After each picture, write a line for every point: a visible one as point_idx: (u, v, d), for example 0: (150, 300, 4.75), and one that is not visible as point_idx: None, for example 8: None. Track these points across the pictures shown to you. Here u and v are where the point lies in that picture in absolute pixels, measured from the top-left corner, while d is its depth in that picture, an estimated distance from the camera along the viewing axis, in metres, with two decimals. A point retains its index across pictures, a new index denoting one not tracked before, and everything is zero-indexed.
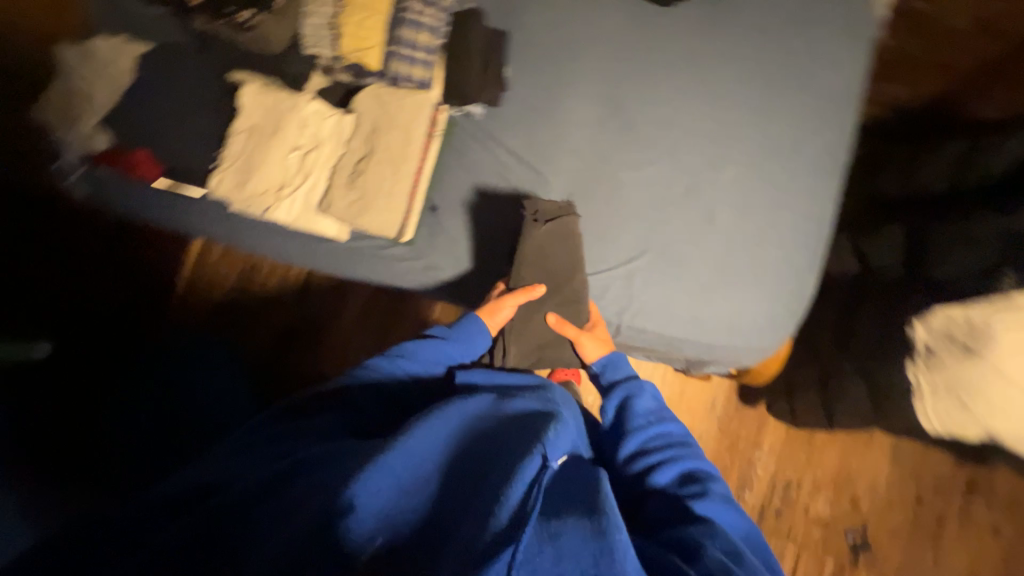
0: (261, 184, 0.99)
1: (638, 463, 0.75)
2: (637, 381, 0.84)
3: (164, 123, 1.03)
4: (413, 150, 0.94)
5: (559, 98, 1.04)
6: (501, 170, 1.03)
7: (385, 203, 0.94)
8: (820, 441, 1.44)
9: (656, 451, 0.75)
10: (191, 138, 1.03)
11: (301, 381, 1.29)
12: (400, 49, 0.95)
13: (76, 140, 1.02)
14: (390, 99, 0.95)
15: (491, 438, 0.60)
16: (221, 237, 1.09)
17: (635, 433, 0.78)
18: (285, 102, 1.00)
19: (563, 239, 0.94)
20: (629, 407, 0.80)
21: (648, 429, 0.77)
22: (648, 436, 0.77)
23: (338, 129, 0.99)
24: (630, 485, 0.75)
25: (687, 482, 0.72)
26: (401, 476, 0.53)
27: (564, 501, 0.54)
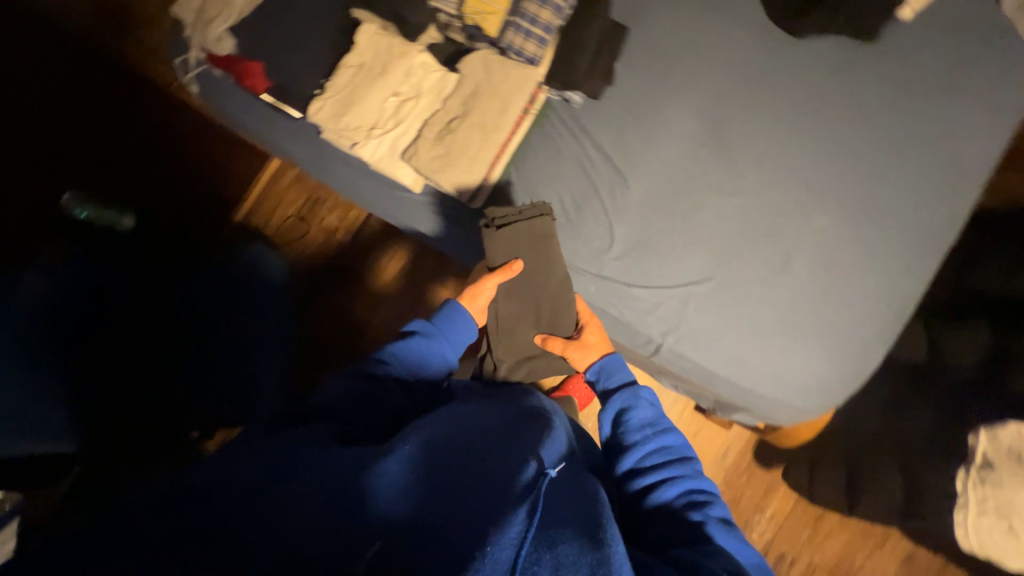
0: (355, 119, 1.02)
1: (640, 480, 0.74)
2: (634, 390, 0.82)
3: (284, 43, 1.08)
4: (506, 122, 0.95)
5: (661, 106, 1.02)
6: (584, 163, 1.02)
7: (465, 166, 0.95)
8: (829, 525, 1.36)
9: (657, 466, 0.74)
10: (304, 62, 1.09)
11: (334, 319, 1.38)
12: (520, 21, 0.96)
13: (202, 39, 1.08)
14: (497, 67, 0.96)
15: (484, 442, 0.59)
16: (306, 160, 1.16)
17: (633, 449, 0.76)
18: (398, 49, 1.03)
19: (533, 242, 0.94)
20: (626, 419, 0.79)
21: (647, 444, 0.76)
22: (646, 448, 0.76)
23: (440, 84, 1.01)
24: (632, 497, 0.74)
25: (689, 499, 0.71)
26: (397, 475, 0.51)
27: (569, 512, 0.53)
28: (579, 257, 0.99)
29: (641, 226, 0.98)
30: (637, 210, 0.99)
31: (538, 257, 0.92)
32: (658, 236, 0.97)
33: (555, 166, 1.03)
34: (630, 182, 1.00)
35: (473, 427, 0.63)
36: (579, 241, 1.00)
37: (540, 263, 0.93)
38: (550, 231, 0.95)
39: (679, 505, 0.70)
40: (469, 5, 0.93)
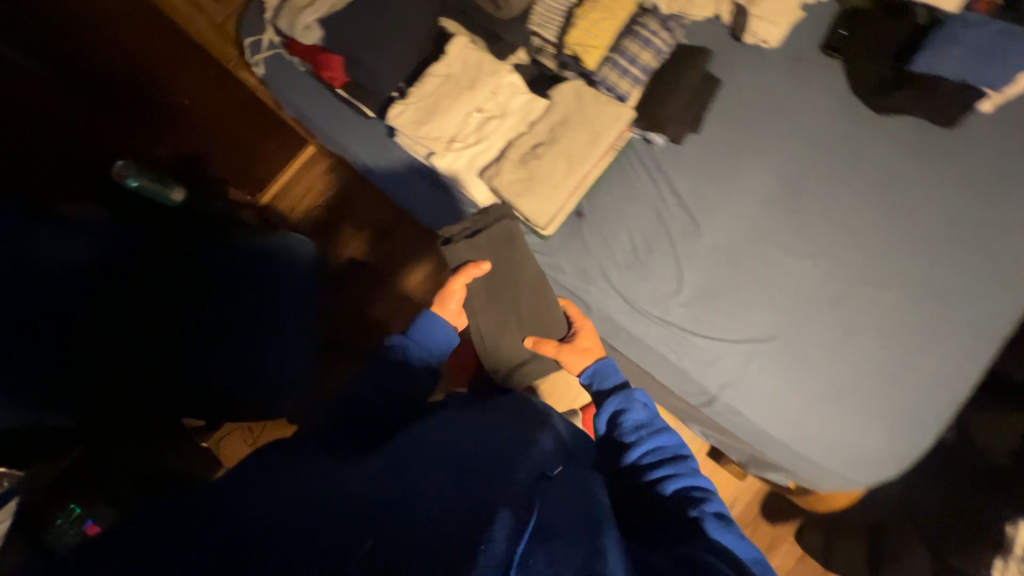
0: (435, 130, 1.00)
1: (637, 480, 0.72)
2: (628, 393, 0.83)
3: (367, 39, 1.05)
4: (594, 154, 0.94)
5: (739, 160, 1.03)
6: (658, 205, 1.02)
7: (547, 192, 0.93)
8: None
9: (655, 467, 0.73)
10: (386, 63, 1.06)
11: (360, 306, 1.51)
12: (618, 58, 0.96)
13: (289, 24, 1.05)
14: (590, 100, 0.95)
15: (477, 450, 0.56)
16: (370, 159, 1.14)
17: (629, 449, 0.76)
18: (489, 66, 1.02)
19: (497, 247, 0.99)
20: (621, 420, 0.80)
21: (642, 444, 0.75)
22: (641, 447, 0.75)
23: (527, 108, 1.01)
24: (636, 500, 0.71)
25: (689, 498, 0.67)
26: (371, 483, 0.49)
27: (574, 506, 0.51)
28: (644, 298, 0.99)
29: (709, 276, 0.98)
30: (707, 259, 0.99)
31: (508, 261, 0.99)
32: (726, 288, 0.97)
33: (628, 204, 1.03)
34: (703, 231, 1.00)
35: (485, 425, 0.64)
36: (647, 283, 0.99)
37: (506, 268, 0.99)
38: (515, 230, 1.00)
39: (681, 505, 0.67)
40: (573, 35, 0.93)
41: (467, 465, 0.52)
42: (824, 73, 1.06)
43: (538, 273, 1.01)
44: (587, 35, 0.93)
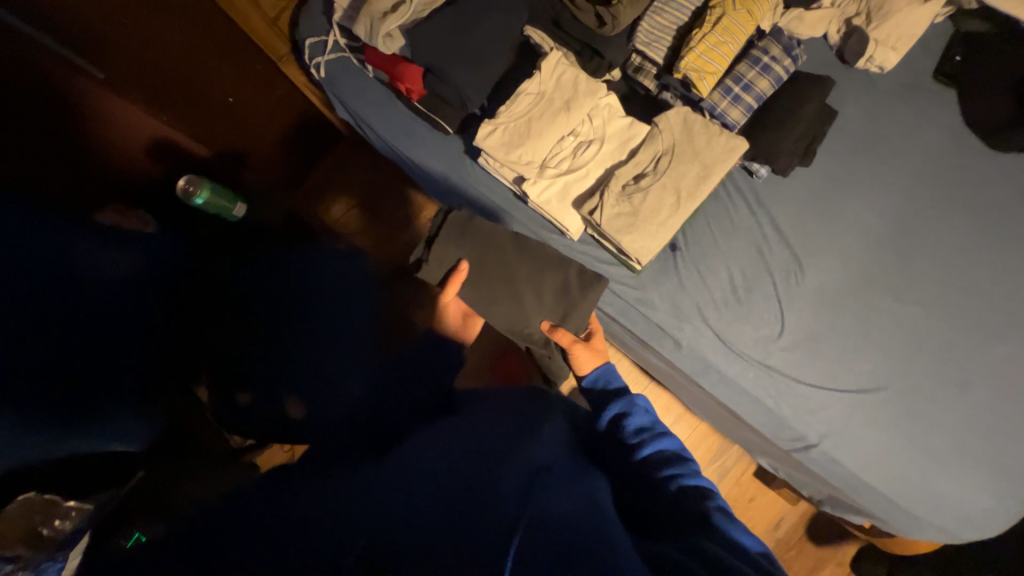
0: (527, 154, 0.94)
1: (643, 477, 0.75)
2: (629, 399, 0.88)
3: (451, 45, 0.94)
4: (703, 190, 0.88)
5: (845, 194, 0.97)
6: (758, 240, 0.97)
7: (652, 230, 0.88)
8: None
9: (660, 469, 0.75)
10: (470, 71, 0.95)
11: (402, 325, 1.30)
12: (731, 84, 0.89)
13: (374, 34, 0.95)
14: (699, 130, 0.89)
15: (480, 449, 0.60)
16: (442, 175, 1.07)
17: (633, 449, 0.80)
18: (585, 85, 0.94)
19: (475, 245, 0.97)
20: (624, 426, 0.84)
21: (646, 445, 0.79)
22: (644, 448, 0.79)
23: (627, 133, 0.94)
24: (640, 500, 0.72)
25: (693, 493, 0.69)
26: (388, 480, 0.52)
27: (570, 493, 0.55)
28: (742, 340, 0.95)
29: (811, 319, 0.93)
30: (809, 302, 0.94)
31: (499, 249, 0.97)
32: (829, 333, 0.93)
33: (726, 238, 0.97)
34: (805, 271, 0.96)
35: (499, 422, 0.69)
36: (746, 324, 0.95)
37: (502, 264, 0.97)
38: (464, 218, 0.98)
39: (686, 498, 0.69)
40: (688, 59, 0.85)
41: (480, 458, 0.58)
42: (938, 106, 1.00)
43: (531, 270, 0.98)
44: (703, 59, 0.85)
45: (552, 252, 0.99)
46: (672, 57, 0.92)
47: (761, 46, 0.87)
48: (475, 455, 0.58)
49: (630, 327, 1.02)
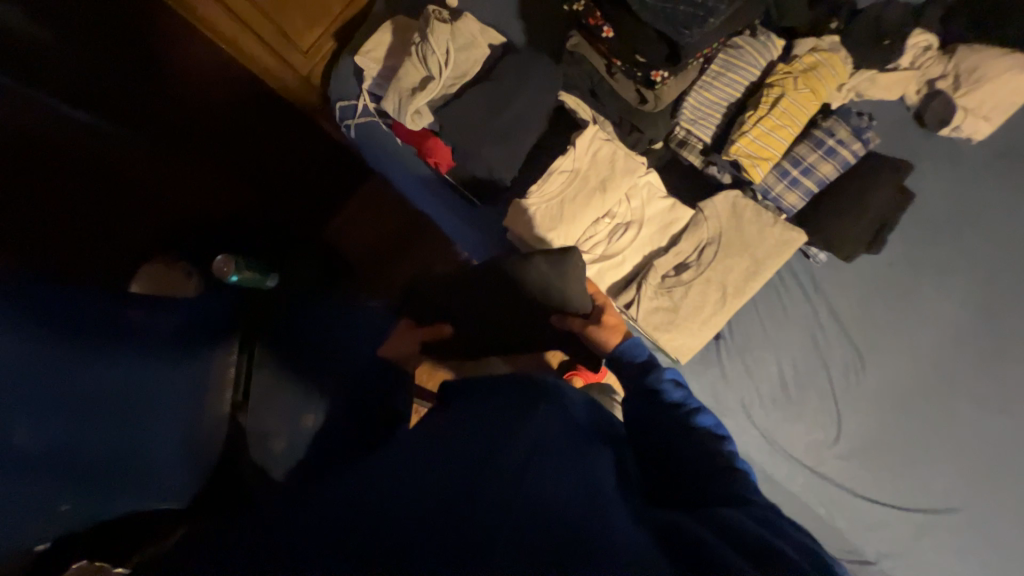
0: (560, 238, 0.89)
1: (677, 454, 0.58)
2: (657, 371, 0.69)
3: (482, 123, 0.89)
4: (753, 286, 0.80)
5: (921, 281, 0.86)
6: (814, 330, 0.88)
7: (693, 329, 0.81)
8: None
9: (695, 447, 0.59)
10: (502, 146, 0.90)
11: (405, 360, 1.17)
12: (789, 166, 0.80)
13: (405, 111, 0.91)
14: (749, 219, 0.81)
15: (480, 444, 0.54)
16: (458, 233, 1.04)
17: (664, 423, 0.62)
18: (623, 163, 0.88)
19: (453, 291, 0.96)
20: (658, 398, 0.65)
21: (682, 421, 0.61)
22: (686, 428, 0.61)
23: (667, 216, 0.87)
24: (680, 473, 0.57)
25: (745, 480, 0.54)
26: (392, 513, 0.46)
27: (569, 476, 0.50)
28: (791, 441, 0.87)
29: (874, 424, 0.84)
30: (872, 404, 0.85)
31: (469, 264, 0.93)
32: (896, 442, 0.83)
33: (776, 327, 0.89)
34: (869, 366, 0.86)
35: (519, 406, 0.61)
36: (798, 425, 0.87)
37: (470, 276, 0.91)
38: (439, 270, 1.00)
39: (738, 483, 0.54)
40: (741, 143, 0.77)
41: (483, 442, 0.53)
42: None
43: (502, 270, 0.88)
44: (758, 143, 0.76)
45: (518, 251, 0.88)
46: (721, 134, 0.84)
47: (826, 126, 0.78)
48: (465, 441, 0.54)
49: None
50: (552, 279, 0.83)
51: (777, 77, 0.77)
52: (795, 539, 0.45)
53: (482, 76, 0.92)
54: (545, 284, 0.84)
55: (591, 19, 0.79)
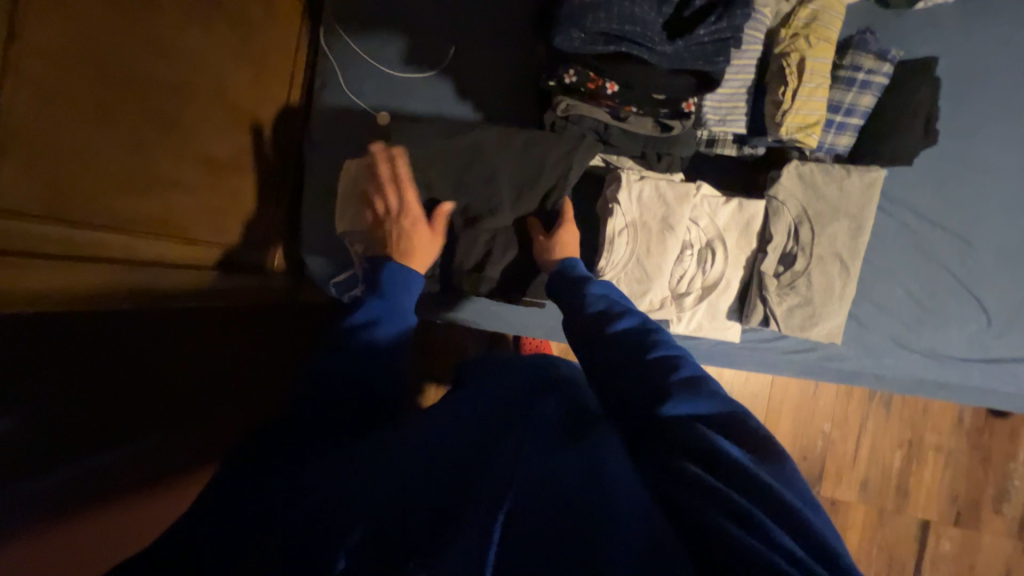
0: (659, 295, 0.83)
1: (613, 337, 0.60)
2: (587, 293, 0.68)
3: None
4: (864, 241, 0.78)
5: (973, 147, 0.87)
6: (914, 240, 0.88)
7: (835, 308, 0.79)
8: None
9: (634, 342, 0.58)
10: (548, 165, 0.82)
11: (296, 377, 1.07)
12: (832, 115, 0.78)
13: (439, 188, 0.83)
14: (823, 182, 0.78)
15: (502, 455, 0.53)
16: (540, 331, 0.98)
17: (602, 324, 0.62)
18: (673, 192, 0.82)
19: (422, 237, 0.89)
20: (583, 312, 0.65)
21: (617, 324, 0.61)
22: (611, 330, 0.61)
23: (741, 216, 0.82)
24: (614, 384, 0.56)
25: (664, 369, 0.53)
26: None
27: (574, 467, 0.48)
28: (952, 347, 0.87)
29: (1009, 291, 0.86)
30: (997, 273, 0.86)
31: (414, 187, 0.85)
32: None
33: (879, 255, 0.88)
34: (976, 244, 0.87)
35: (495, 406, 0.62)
36: (951, 330, 0.87)
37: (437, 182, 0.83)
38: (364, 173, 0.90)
39: (660, 373, 0.53)
40: (788, 121, 0.74)
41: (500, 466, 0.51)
42: None
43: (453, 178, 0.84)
44: (804, 113, 0.74)
45: (480, 169, 0.83)
46: (752, 117, 0.80)
47: (849, 64, 0.77)
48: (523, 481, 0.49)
49: (821, 379, 0.95)
50: (471, 174, 0.83)
51: (786, 44, 0.75)
52: (770, 488, 0.40)
53: (478, 165, 0.83)
54: (472, 185, 0.83)
55: (590, 83, 0.74)
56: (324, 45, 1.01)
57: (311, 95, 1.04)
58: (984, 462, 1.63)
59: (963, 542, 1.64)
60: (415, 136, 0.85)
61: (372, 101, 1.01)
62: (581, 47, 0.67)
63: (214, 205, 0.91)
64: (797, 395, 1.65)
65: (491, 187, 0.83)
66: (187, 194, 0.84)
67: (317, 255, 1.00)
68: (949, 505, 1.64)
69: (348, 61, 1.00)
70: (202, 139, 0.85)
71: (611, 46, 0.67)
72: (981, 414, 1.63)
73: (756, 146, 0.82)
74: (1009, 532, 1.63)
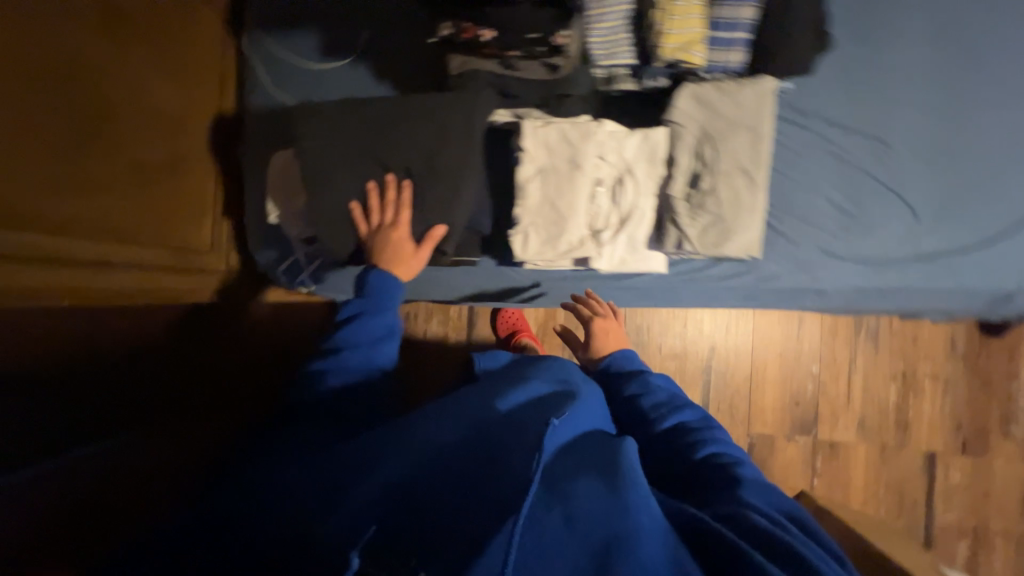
0: (574, 233, 0.85)
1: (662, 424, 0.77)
2: (645, 378, 0.83)
3: (434, 187, 0.83)
4: (766, 151, 0.79)
5: (877, 48, 0.86)
6: (831, 148, 0.87)
7: (747, 220, 0.79)
8: None
9: (690, 434, 0.75)
10: (450, 117, 0.83)
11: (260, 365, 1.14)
12: (715, 32, 0.78)
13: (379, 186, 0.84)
14: (717, 98, 0.79)
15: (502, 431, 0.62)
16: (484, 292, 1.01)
17: (658, 416, 0.78)
18: (576, 132, 0.84)
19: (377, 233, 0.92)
20: (643, 398, 0.81)
21: (683, 415, 0.78)
22: (668, 418, 0.77)
23: (646, 144, 0.83)
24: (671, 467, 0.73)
25: (714, 462, 0.70)
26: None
27: (597, 470, 0.59)
28: (884, 248, 0.86)
29: (934, 185, 0.85)
30: (918, 169, 0.85)
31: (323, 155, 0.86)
32: (962, 189, 0.84)
33: (797, 166, 0.87)
34: (893, 143, 0.86)
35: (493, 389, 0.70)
36: (880, 232, 0.86)
37: (347, 153, 0.85)
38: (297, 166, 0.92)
39: (708, 468, 0.69)
40: (666, 42, 0.75)
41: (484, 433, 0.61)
42: None
43: (359, 146, 0.85)
44: (680, 32, 0.75)
45: (382, 134, 0.84)
46: (639, 47, 0.80)
47: None
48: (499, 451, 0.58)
49: (761, 302, 0.95)
50: (374, 140, 0.84)
51: None
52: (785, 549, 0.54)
53: (385, 131, 0.84)
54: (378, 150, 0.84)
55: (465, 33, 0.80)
56: (248, 51, 1.07)
57: (242, 98, 1.09)
58: (984, 386, 1.58)
59: (974, 471, 1.58)
60: (319, 112, 0.87)
61: (296, 96, 1.05)
62: None
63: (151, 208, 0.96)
64: (782, 340, 1.63)
65: (396, 149, 0.84)
66: (118, 199, 0.90)
67: (262, 247, 1.04)
68: (953, 434, 1.58)
69: (269, 62, 1.06)
70: (133, 148, 0.92)
71: None
72: (973, 337, 1.58)
73: (652, 75, 0.83)
74: (1020, 455, 1.56)
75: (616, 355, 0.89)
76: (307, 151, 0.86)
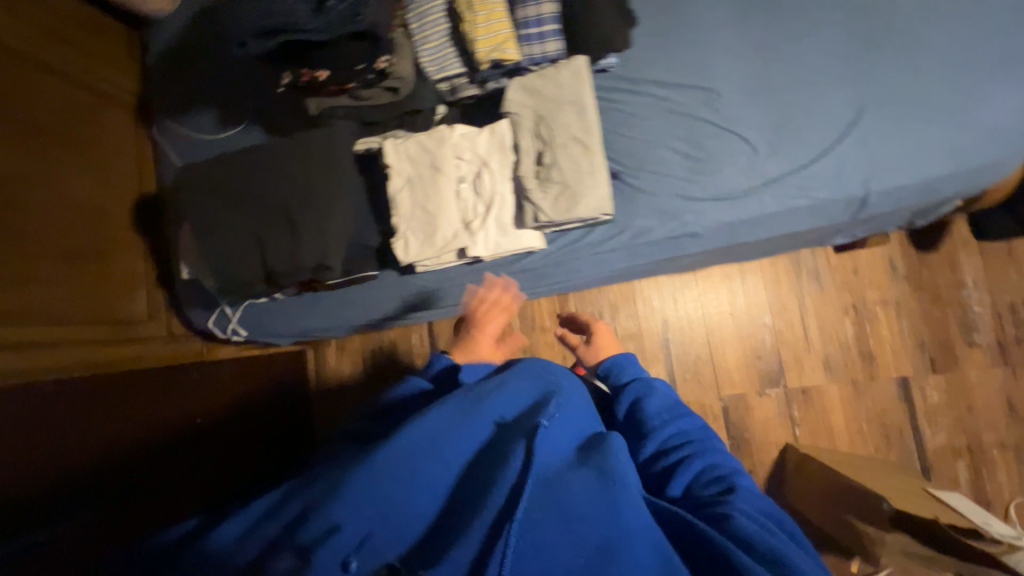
0: (448, 228, 0.92)
1: (661, 448, 0.69)
2: (637, 384, 0.78)
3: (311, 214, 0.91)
4: (593, 118, 0.87)
5: (679, 14, 0.96)
6: (663, 105, 0.95)
7: (590, 182, 0.86)
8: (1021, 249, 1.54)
9: (687, 443, 0.68)
10: (316, 151, 0.93)
11: None
12: (526, 30, 0.89)
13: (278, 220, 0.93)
14: (541, 83, 0.89)
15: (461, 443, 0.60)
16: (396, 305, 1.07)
17: (657, 429, 0.71)
18: (431, 140, 0.93)
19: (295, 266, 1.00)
20: (644, 408, 0.73)
21: (680, 421, 0.72)
22: (666, 425, 0.71)
23: (494, 138, 0.92)
24: (657, 469, 0.68)
25: (711, 474, 0.63)
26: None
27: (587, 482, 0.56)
28: (733, 182, 0.92)
29: (762, 117, 0.92)
30: (744, 105, 0.93)
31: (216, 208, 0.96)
32: (788, 114, 0.91)
33: (638, 127, 0.95)
34: (716, 88, 0.94)
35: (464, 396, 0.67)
36: (727, 168, 0.92)
37: (235, 202, 0.94)
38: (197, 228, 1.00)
39: (702, 475, 0.64)
40: (479, 47, 0.86)
41: (442, 443, 0.59)
42: None
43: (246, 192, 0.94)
44: (489, 36, 0.86)
45: (260, 178, 0.94)
46: (465, 57, 0.91)
47: None
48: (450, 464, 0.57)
49: (647, 258, 1.00)
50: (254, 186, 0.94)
51: None
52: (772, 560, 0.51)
53: (262, 176, 0.94)
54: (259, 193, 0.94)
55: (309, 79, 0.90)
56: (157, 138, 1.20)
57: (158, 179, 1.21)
58: (935, 300, 1.56)
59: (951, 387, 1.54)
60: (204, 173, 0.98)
61: None
62: (258, 48, 0.81)
63: (82, 291, 1.05)
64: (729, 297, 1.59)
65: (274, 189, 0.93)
66: (45, 287, 0.99)
67: (192, 306, 1.13)
68: (920, 354, 1.55)
69: (175, 143, 1.18)
70: (56, 238, 1.02)
71: (272, 40, 0.80)
72: (909, 254, 1.58)
73: (487, 77, 0.93)
74: (991, 361, 1.53)
75: (613, 359, 0.83)
76: (201, 209, 0.96)
